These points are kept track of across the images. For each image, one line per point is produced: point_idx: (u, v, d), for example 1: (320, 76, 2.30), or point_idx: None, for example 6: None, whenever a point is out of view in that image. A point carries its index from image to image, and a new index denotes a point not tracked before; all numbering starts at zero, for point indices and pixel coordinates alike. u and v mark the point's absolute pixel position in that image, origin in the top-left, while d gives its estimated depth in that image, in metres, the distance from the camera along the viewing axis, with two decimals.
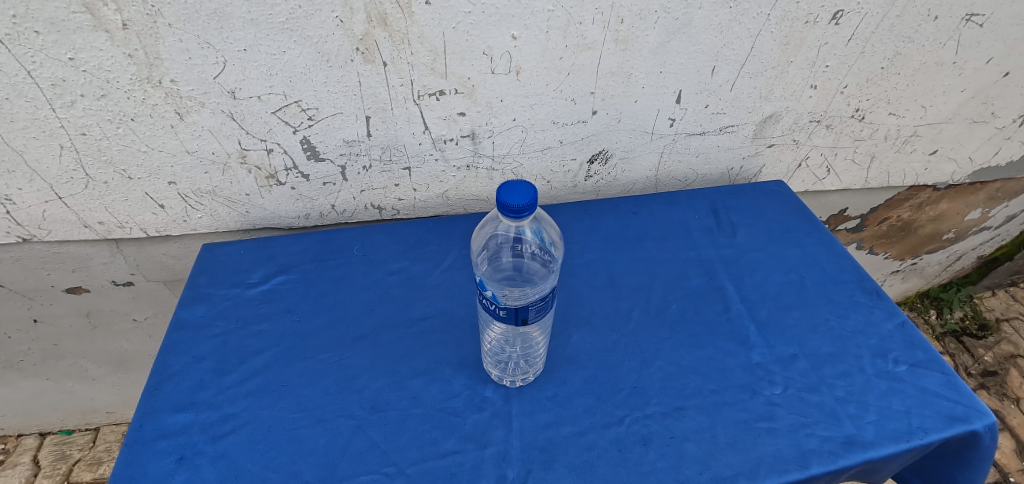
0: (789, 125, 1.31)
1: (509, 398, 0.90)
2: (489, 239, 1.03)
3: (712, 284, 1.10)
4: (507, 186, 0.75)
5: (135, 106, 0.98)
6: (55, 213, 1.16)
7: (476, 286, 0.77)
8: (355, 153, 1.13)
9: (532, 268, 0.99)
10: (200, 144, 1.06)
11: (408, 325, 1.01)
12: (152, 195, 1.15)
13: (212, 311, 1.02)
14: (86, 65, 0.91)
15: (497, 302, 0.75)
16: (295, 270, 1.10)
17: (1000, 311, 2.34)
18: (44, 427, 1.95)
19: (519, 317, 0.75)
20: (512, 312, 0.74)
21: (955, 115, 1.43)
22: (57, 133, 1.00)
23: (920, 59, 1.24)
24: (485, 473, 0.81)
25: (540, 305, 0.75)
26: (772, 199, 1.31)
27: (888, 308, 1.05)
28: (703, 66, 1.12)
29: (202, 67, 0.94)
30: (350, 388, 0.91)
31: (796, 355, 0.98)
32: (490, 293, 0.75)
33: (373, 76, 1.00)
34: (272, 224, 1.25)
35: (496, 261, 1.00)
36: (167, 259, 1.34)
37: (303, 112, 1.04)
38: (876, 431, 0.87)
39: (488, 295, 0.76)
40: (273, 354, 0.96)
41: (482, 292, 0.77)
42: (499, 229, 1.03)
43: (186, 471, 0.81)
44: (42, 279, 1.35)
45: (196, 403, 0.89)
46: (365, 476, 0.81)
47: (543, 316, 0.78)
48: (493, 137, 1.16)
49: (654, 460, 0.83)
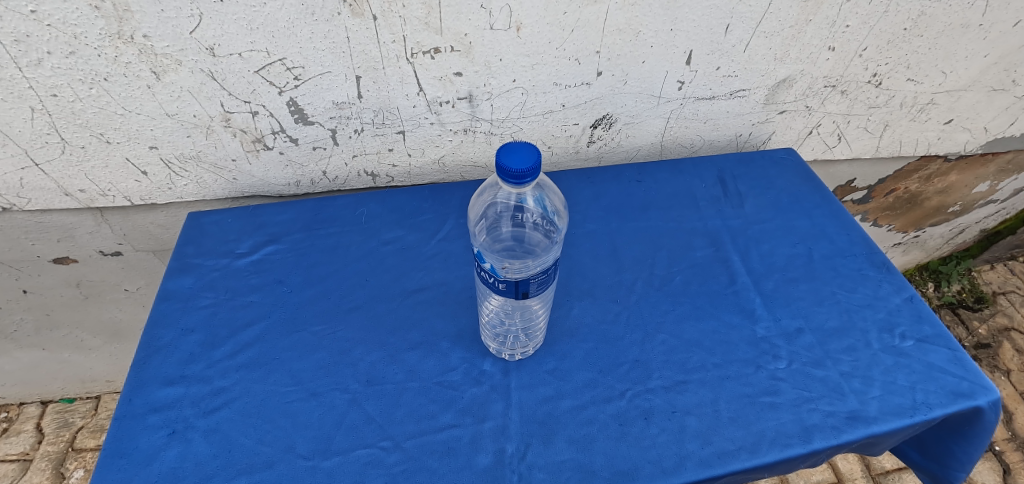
0: (803, 90, 1.25)
1: (508, 372, 0.86)
2: (487, 208, 0.98)
3: (718, 256, 1.06)
4: (508, 149, 0.69)
5: (107, 64, 0.92)
6: (33, 180, 1.10)
7: (475, 258, 0.72)
8: (346, 116, 1.07)
9: (535, 239, 0.95)
10: (180, 106, 1.00)
11: (403, 296, 0.96)
12: (133, 161, 1.09)
13: (200, 282, 0.97)
14: (50, 19, 0.84)
15: (497, 275, 0.70)
16: (285, 239, 1.05)
17: (998, 284, 2.30)
18: (44, 396, 1.92)
19: (520, 290, 0.70)
20: (511, 285, 0.70)
21: (975, 82, 1.36)
22: (26, 94, 0.94)
23: (945, 20, 1.17)
24: (483, 447, 0.78)
25: (542, 279, 0.70)
26: (781, 169, 1.25)
27: (898, 282, 1.01)
28: (716, 24, 1.05)
29: (177, 21, 0.88)
30: (343, 361, 0.87)
31: (801, 328, 0.94)
32: (488, 265, 0.70)
33: (362, 31, 0.94)
34: (261, 191, 1.20)
35: (495, 231, 0.95)
36: (156, 228, 1.30)
37: (288, 70, 0.98)
38: (880, 406, 0.84)
39: (486, 268, 0.71)
40: (263, 326, 0.91)
41: (480, 264, 0.72)
42: (498, 196, 0.97)
43: (177, 446, 0.77)
44: (28, 249, 1.30)
45: (186, 376, 0.85)
46: (360, 450, 0.77)
47: (544, 290, 0.73)
48: (492, 100, 1.10)
49: (656, 434, 0.80)
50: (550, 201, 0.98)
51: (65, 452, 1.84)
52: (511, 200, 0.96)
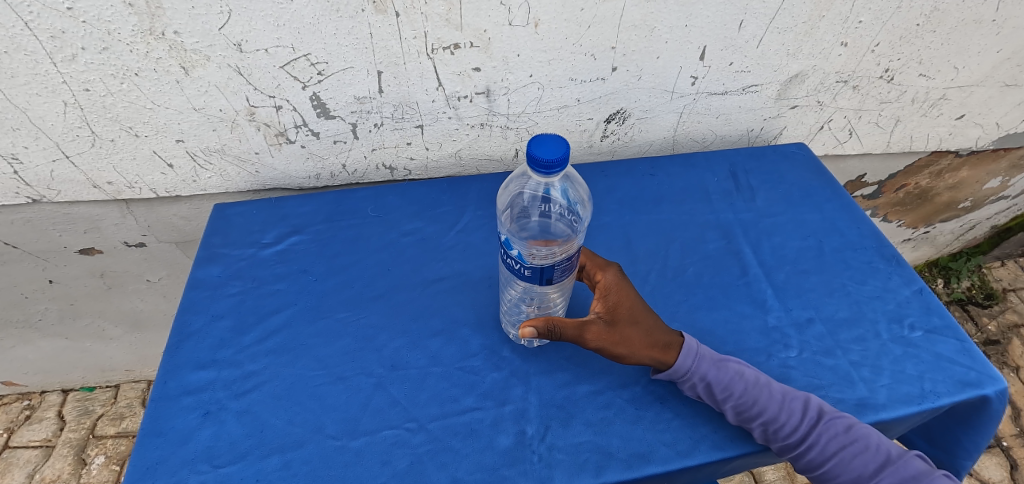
0: (815, 86, 1.26)
1: (527, 358, 0.89)
2: (515, 197, 1.00)
3: (729, 248, 1.08)
4: (537, 140, 0.72)
5: (139, 60, 0.95)
6: (63, 173, 1.14)
7: (502, 244, 0.75)
8: (367, 110, 1.10)
9: (560, 229, 0.96)
10: (208, 101, 1.03)
11: (424, 285, 0.99)
12: (160, 154, 1.12)
13: (227, 271, 1.00)
14: (85, 15, 0.88)
15: (523, 261, 0.73)
16: (308, 230, 1.08)
17: (1009, 281, 2.29)
18: (66, 384, 1.98)
19: (545, 277, 0.73)
20: (537, 271, 0.73)
21: (987, 78, 1.37)
22: (59, 89, 0.97)
23: (958, 16, 1.18)
24: (504, 429, 0.81)
25: (566, 265, 0.73)
26: (793, 162, 1.27)
27: (907, 275, 1.03)
28: (730, 20, 1.07)
29: (206, 18, 0.91)
30: (367, 347, 0.90)
31: (812, 318, 0.96)
32: (515, 252, 0.73)
33: (385, 27, 0.96)
34: (282, 184, 1.23)
35: (523, 220, 0.97)
36: (179, 220, 1.33)
37: (312, 66, 1.01)
38: (889, 394, 0.86)
39: (513, 254, 0.74)
40: (290, 312, 0.94)
41: (507, 251, 0.75)
42: (527, 186, 0.99)
43: (211, 426, 0.81)
44: (55, 240, 1.34)
45: (218, 360, 0.88)
46: (386, 431, 0.80)
47: (567, 276, 0.76)
48: (509, 95, 1.12)
49: (670, 418, 0.82)
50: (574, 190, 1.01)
51: (86, 439, 1.89)
52: (536, 191, 0.98)
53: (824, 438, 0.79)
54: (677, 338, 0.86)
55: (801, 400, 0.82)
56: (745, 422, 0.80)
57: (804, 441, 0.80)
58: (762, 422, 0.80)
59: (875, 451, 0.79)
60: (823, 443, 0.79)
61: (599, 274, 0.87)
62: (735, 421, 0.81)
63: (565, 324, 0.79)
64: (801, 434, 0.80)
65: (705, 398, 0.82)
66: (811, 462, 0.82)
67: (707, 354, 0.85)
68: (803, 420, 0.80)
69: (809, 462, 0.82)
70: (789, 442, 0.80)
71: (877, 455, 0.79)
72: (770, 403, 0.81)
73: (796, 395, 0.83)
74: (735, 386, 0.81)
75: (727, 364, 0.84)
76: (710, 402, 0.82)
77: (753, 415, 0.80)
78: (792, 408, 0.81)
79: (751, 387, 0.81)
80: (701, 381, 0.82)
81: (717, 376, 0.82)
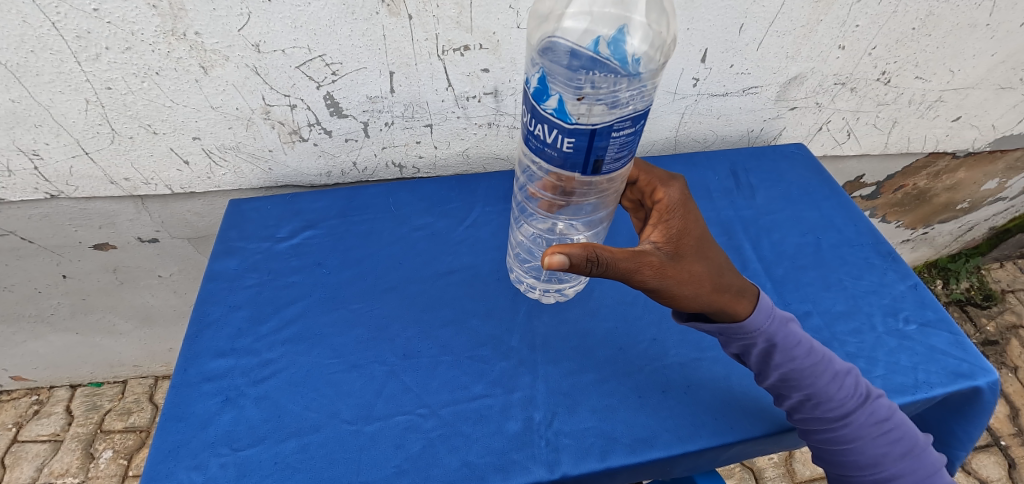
0: (813, 88, 1.29)
1: (535, 348, 0.92)
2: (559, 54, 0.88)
3: (730, 244, 1.11)
4: None
5: (160, 59, 0.98)
6: (82, 169, 1.17)
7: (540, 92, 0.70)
8: (378, 110, 1.13)
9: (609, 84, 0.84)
10: (225, 99, 1.07)
11: (434, 278, 1.03)
12: (177, 151, 1.16)
13: (244, 263, 1.04)
14: (110, 16, 0.91)
15: (560, 116, 0.69)
16: (321, 225, 1.11)
17: (1007, 282, 2.32)
18: (74, 379, 2.01)
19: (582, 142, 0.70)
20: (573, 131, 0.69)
21: (982, 80, 1.40)
22: (82, 87, 1.00)
23: (953, 20, 1.21)
24: (512, 415, 0.84)
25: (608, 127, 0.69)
26: (792, 162, 1.30)
27: (902, 270, 1.06)
28: (731, 23, 1.10)
29: (226, 19, 0.94)
30: (380, 337, 0.93)
31: (809, 311, 0.99)
32: (553, 102, 0.69)
33: (398, 29, 1.00)
34: (294, 181, 1.27)
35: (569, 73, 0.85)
36: (192, 216, 1.37)
37: (327, 66, 1.04)
38: (884, 384, 0.89)
39: (551, 105, 0.69)
40: (305, 303, 0.98)
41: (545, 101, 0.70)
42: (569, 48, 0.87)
43: (231, 411, 0.84)
44: (70, 236, 1.38)
45: (236, 349, 0.91)
46: (399, 417, 0.84)
47: (610, 142, 0.71)
48: (516, 95, 1.15)
49: (672, 406, 0.86)
50: (647, 53, 0.87)
51: (94, 434, 1.92)
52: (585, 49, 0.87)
53: (864, 417, 0.82)
54: (744, 290, 0.85)
55: (855, 377, 0.85)
56: (793, 388, 0.83)
57: (844, 417, 0.83)
58: (811, 391, 0.82)
59: (903, 439, 0.83)
60: (861, 421, 0.82)
61: (662, 191, 0.87)
62: (780, 386, 0.83)
63: (617, 255, 0.74)
64: (843, 409, 0.82)
65: (758, 357, 0.85)
66: (832, 438, 0.84)
67: (778, 315, 0.86)
68: (853, 396, 0.83)
69: (831, 439, 0.84)
70: (827, 415, 0.83)
71: (903, 443, 0.83)
72: (824, 375, 0.83)
73: (852, 372, 0.85)
74: (796, 353, 0.84)
75: (793, 328, 0.86)
76: (761, 363, 0.85)
77: (804, 382, 0.82)
78: (844, 384, 0.83)
79: (811, 358, 0.84)
80: (763, 343, 0.84)
81: (783, 340, 0.84)
